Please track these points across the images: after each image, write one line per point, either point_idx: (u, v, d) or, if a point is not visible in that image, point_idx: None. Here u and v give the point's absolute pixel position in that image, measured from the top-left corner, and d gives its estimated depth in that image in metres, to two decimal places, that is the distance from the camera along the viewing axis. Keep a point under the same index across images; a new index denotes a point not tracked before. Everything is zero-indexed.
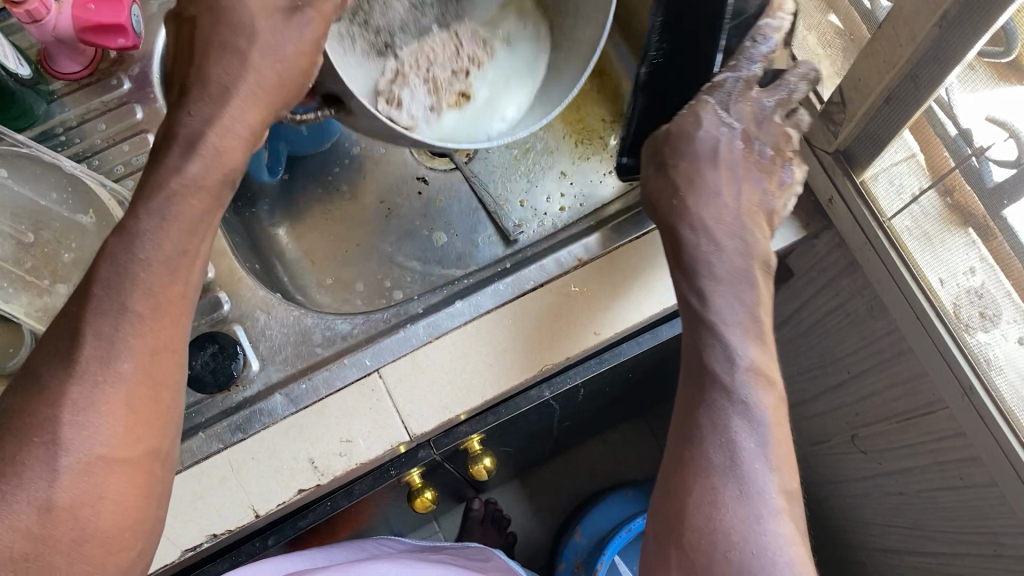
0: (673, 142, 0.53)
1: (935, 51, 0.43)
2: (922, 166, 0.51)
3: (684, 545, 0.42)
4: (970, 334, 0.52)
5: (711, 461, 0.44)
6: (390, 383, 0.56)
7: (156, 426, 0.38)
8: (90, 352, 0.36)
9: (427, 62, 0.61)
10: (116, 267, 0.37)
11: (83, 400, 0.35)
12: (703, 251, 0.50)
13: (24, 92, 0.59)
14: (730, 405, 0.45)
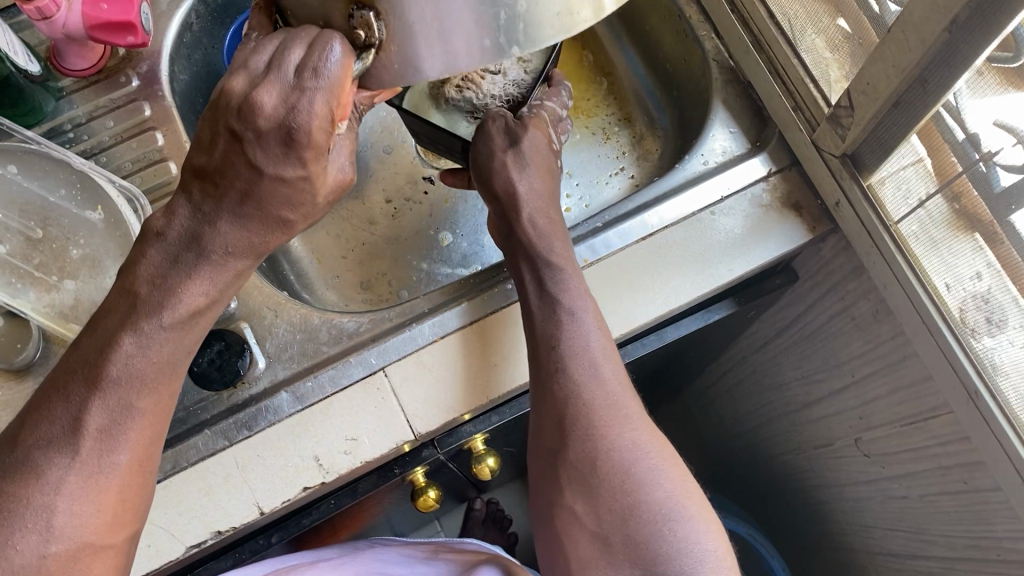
0: (505, 132, 0.59)
1: (944, 56, 0.43)
2: (929, 171, 0.51)
3: (576, 467, 0.48)
4: (975, 338, 0.52)
5: (583, 393, 0.49)
6: (396, 382, 0.56)
7: (132, 510, 0.41)
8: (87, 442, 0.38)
9: None
10: (123, 367, 0.40)
11: (74, 487, 0.38)
12: (535, 216, 0.57)
13: (33, 88, 0.59)
14: (579, 338, 0.51)
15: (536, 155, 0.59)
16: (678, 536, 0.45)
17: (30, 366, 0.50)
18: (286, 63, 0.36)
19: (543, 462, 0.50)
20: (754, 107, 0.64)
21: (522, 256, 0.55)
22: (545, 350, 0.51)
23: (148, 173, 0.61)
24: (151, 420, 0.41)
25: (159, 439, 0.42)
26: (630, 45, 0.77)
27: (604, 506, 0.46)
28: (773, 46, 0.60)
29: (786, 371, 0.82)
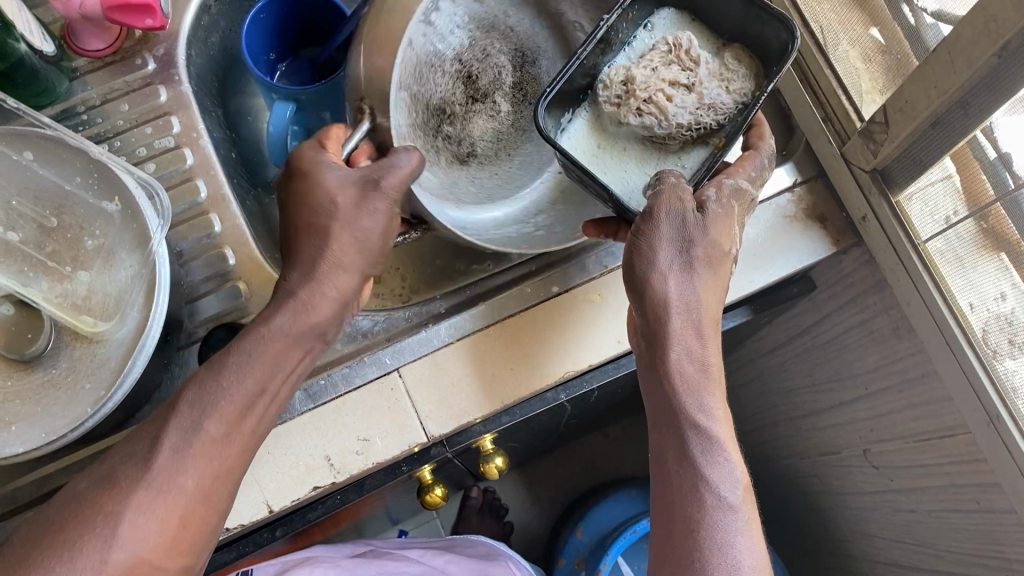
0: (680, 225, 0.47)
1: (989, 81, 0.42)
2: (958, 189, 0.51)
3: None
4: (997, 360, 0.51)
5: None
6: (409, 383, 0.56)
7: (190, 537, 0.43)
8: (159, 462, 0.42)
9: (660, 84, 0.53)
10: (199, 394, 0.44)
11: (138, 504, 0.41)
12: (688, 351, 0.47)
13: (46, 69, 0.58)
14: (726, 535, 0.43)
15: (708, 270, 0.48)
16: None
17: (39, 357, 0.49)
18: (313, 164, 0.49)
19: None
20: (782, 115, 0.63)
21: (660, 408, 0.47)
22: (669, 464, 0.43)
23: (163, 159, 0.60)
24: (223, 452, 0.44)
25: (233, 474, 0.45)
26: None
27: None
28: (804, 53, 0.59)
29: (794, 377, 0.82)
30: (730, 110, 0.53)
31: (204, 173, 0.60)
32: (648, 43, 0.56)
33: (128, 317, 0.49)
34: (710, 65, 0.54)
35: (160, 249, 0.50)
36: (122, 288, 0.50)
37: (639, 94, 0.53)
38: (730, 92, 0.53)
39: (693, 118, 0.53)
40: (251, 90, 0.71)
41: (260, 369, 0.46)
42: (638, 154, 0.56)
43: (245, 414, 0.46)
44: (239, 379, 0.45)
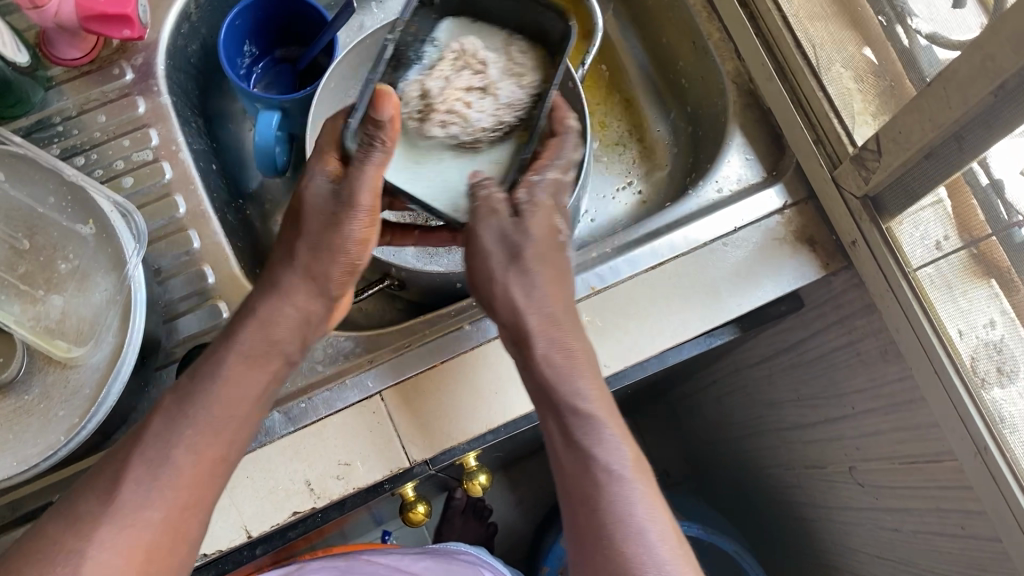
0: (499, 238, 0.49)
1: (985, 116, 0.42)
2: (949, 216, 0.50)
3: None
4: (985, 389, 0.51)
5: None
6: (392, 407, 0.55)
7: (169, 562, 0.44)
8: (124, 495, 0.43)
9: (455, 89, 0.54)
10: (172, 417, 0.46)
11: (103, 538, 0.42)
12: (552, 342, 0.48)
13: (20, 80, 0.56)
14: (624, 505, 0.44)
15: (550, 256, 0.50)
16: None
17: (11, 383, 0.48)
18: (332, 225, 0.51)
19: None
20: (772, 134, 0.63)
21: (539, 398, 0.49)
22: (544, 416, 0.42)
23: (141, 173, 0.58)
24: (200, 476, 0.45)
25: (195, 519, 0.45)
26: (638, 39, 0.74)
27: None
28: (797, 74, 0.58)
29: (780, 391, 0.81)
30: (527, 104, 0.54)
31: (182, 188, 0.59)
32: (435, 55, 0.55)
33: (102, 341, 0.48)
34: (501, 62, 0.54)
35: (136, 272, 0.48)
36: (97, 309, 0.48)
37: (439, 108, 0.53)
38: (523, 86, 0.54)
39: (494, 119, 0.54)
40: (233, 96, 0.69)
41: (224, 403, 0.47)
42: (455, 159, 0.54)
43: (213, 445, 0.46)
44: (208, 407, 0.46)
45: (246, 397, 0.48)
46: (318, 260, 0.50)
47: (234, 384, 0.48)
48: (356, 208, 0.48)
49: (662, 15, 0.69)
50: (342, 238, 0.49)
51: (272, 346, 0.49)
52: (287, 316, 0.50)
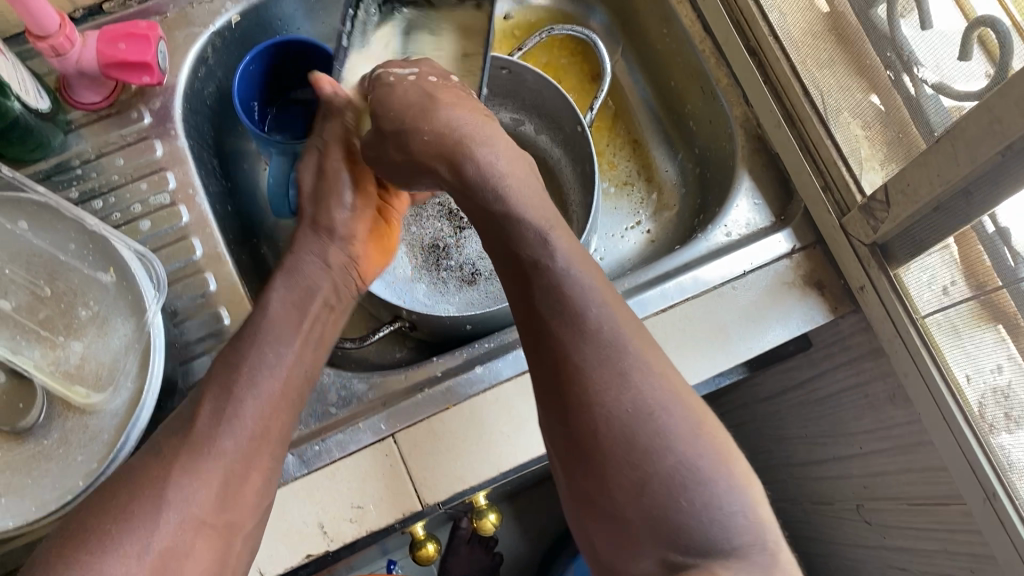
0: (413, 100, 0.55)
1: (991, 175, 0.43)
2: (957, 261, 0.50)
3: (630, 457, 0.40)
4: (993, 435, 0.51)
5: (668, 404, 0.42)
6: (405, 450, 0.55)
7: (249, 505, 0.45)
8: (200, 431, 0.45)
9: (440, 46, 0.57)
10: (230, 361, 0.48)
11: (187, 469, 0.43)
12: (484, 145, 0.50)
13: (41, 125, 0.57)
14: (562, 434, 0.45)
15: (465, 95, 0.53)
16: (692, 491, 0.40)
17: (31, 429, 0.49)
18: (344, 202, 0.57)
19: (580, 461, 0.42)
20: (780, 178, 0.63)
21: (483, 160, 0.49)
22: (562, 320, 0.43)
23: (158, 217, 0.59)
24: (275, 412, 0.48)
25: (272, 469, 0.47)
26: (644, 79, 0.76)
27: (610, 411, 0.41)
28: (806, 122, 0.59)
29: (787, 427, 0.81)
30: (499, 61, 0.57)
31: (199, 230, 0.59)
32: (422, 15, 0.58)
33: (121, 388, 0.49)
34: None
35: (156, 319, 0.50)
36: (116, 354, 0.49)
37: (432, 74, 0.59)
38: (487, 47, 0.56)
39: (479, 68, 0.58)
40: (247, 136, 0.70)
41: (278, 336, 0.50)
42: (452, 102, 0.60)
43: (282, 393, 0.48)
44: (269, 353, 0.49)
45: (297, 339, 0.51)
46: (324, 210, 0.56)
47: (276, 319, 0.51)
48: (335, 154, 0.57)
49: (673, 59, 0.70)
50: (337, 175, 0.57)
51: (303, 292, 0.53)
52: (302, 294, 0.53)
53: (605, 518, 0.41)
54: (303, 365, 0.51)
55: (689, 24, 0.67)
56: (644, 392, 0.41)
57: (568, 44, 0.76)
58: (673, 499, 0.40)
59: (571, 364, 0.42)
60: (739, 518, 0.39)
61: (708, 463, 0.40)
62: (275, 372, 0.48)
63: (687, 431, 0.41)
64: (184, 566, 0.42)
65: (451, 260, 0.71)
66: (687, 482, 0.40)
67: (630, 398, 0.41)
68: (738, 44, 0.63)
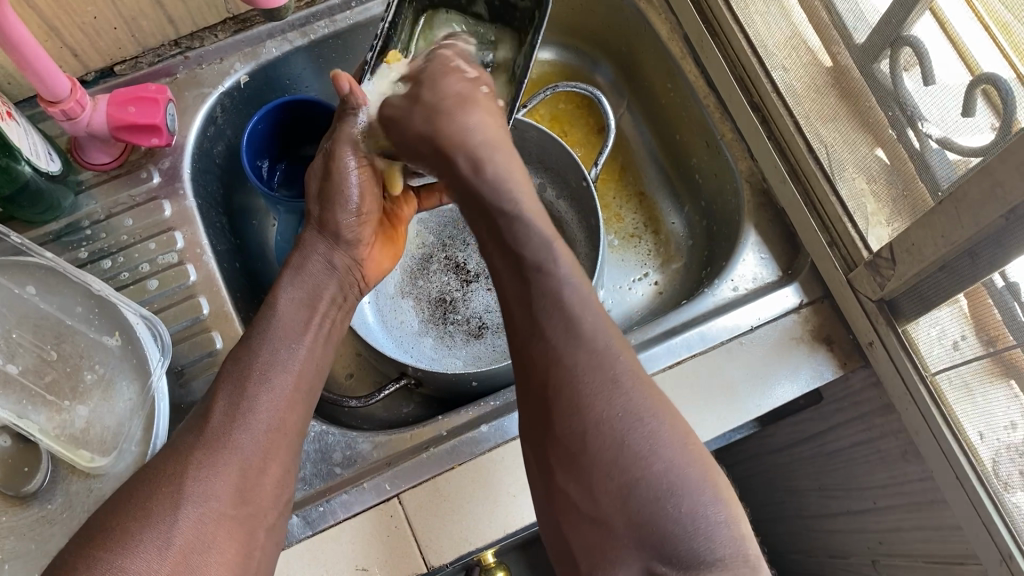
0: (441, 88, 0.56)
1: (995, 237, 0.43)
2: (966, 316, 0.50)
3: (615, 460, 0.39)
4: (1008, 492, 0.50)
5: (653, 412, 0.40)
6: (410, 510, 0.55)
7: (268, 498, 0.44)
8: (214, 428, 0.43)
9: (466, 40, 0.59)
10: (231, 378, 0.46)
11: (204, 464, 0.42)
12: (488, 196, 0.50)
13: (52, 187, 0.58)
14: (580, 367, 0.41)
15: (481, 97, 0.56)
16: (686, 512, 0.37)
17: (36, 493, 0.48)
18: (349, 202, 0.55)
19: (569, 469, 0.40)
20: (786, 232, 0.63)
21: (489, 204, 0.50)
22: (549, 323, 0.43)
23: (166, 275, 0.60)
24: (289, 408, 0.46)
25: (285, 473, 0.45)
26: (650, 130, 0.76)
27: (599, 414, 0.40)
28: (811, 179, 0.60)
29: (800, 480, 0.80)
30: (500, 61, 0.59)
31: (206, 289, 0.60)
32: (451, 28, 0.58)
33: (125, 451, 0.49)
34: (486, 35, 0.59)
35: (159, 383, 0.50)
36: (121, 419, 0.50)
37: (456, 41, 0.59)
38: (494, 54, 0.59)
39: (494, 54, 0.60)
40: (255, 193, 0.71)
41: (287, 335, 0.49)
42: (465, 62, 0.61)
43: (292, 403, 0.47)
44: (281, 350, 0.48)
45: (306, 338, 0.50)
46: (329, 212, 0.55)
47: (286, 321, 0.50)
48: (343, 157, 0.54)
49: (677, 112, 0.71)
50: (345, 177, 0.54)
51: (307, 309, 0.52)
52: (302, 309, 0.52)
53: (586, 532, 0.39)
54: (314, 361, 0.50)
55: (693, 79, 0.67)
56: (631, 395, 0.40)
57: (575, 98, 0.76)
58: (663, 504, 0.38)
59: (560, 365, 0.42)
60: (729, 530, 0.37)
61: (699, 473, 0.39)
62: (288, 367, 0.48)
63: (676, 447, 0.39)
64: (208, 559, 0.40)
65: (458, 313, 0.71)
66: (678, 492, 0.38)
67: (619, 400, 0.40)
68: (741, 99, 0.63)
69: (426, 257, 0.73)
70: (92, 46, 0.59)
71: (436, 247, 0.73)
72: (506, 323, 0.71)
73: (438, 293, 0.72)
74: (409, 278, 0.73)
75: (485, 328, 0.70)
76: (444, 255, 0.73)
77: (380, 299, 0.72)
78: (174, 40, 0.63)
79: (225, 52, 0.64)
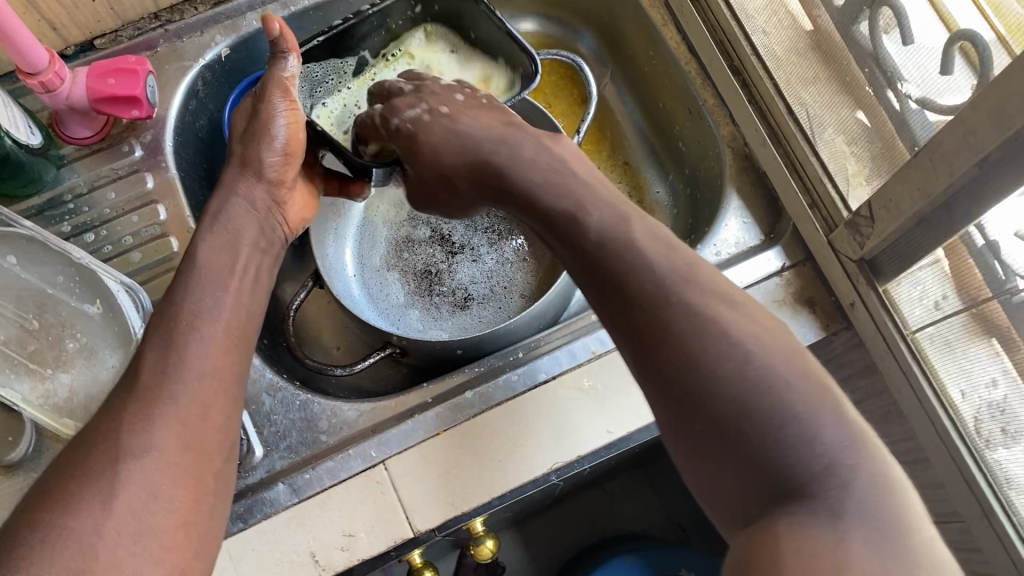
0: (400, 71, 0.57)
1: (972, 187, 0.43)
2: (947, 274, 0.50)
3: (698, 391, 0.32)
4: (989, 450, 0.51)
5: (733, 329, 0.33)
6: (396, 476, 0.55)
7: (218, 444, 0.39)
8: (149, 376, 0.39)
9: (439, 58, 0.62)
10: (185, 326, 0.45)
11: (141, 415, 0.37)
12: None
13: (32, 161, 0.57)
14: (648, 292, 0.35)
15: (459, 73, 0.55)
16: (795, 430, 0.30)
17: (20, 461, 0.49)
18: (275, 141, 0.52)
19: (666, 413, 0.34)
20: (769, 198, 0.63)
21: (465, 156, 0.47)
22: (601, 259, 0.37)
23: (149, 248, 0.60)
24: (225, 357, 0.42)
25: (228, 419, 0.41)
26: (635, 101, 0.76)
27: (673, 340, 0.33)
28: (791, 142, 0.60)
29: None
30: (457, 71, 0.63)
31: None
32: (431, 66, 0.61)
33: None
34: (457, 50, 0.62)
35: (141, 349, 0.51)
36: (105, 386, 0.50)
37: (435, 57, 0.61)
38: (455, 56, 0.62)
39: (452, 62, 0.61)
40: None
41: (214, 283, 0.45)
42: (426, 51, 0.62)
43: (229, 334, 0.43)
44: (206, 298, 0.43)
45: (230, 283, 0.45)
46: (253, 149, 0.52)
47: (206, 265, 0.45)
48: (272, 96, 0.52)
49: (660, 81, 0.71)
50: (270, 115, 0.52)
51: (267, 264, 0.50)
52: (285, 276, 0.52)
53: (702, 471, 0.33)
54: (242, 308, 0.45)
55: (674, 46, 0.67)
56: (691, 320, 0.34)
57: (560, 69, 0.76)
58: (751, 428, 0.31)
59: (620, 308, 0.36)
60: (832, 443, 0.31)
61: (793, 384, 0.31)
62: (216, 315, 0.43)
63: (761, 361, 0.32)
64: (152, 510, 0.35)
65: (443, 285, 0.71)
66: (776, 410, 0.31)
67: (687, 321, 0.34)
68: (722, 63, 0.63)
69: (413, 232, 0.73)
70: (71, 19, 0.59)
71: (422, 220, 0.74)
72: (491, 295, 0.71)
73: (423, 266, 0.72)
74: (396, 252, 0.73)
75: (468, 300, 0.70)
76: (429, 227, 0.73)
77: (366, 272, 0.72)
78: (154, 13, 0.63)
79: (205, 25, 0.64)
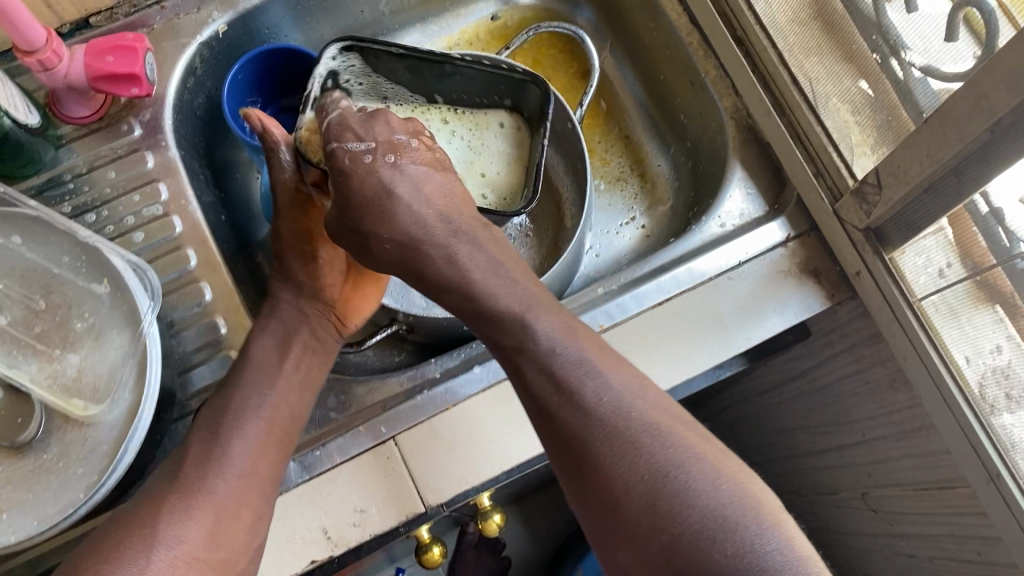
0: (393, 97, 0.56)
1: (981, 151, 0.43)
2: (951, 242, 0.51)
3: (652, 517, 0.38)
4: (994, 415, 0.51)
5: (685, 462, 0.40)
6: (406, 452, 0.55)
7: (241, 541, 0.48)
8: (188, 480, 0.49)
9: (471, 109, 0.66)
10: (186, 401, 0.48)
11: (178, 509, 0.48)
12: None
13: (31, 141, 0.57)
14: (597, 428, 0.41)
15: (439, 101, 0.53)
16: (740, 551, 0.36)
17: (30, 443, 0.48)
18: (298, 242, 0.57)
19: (618, 536, 0.40)
20: (772, 169, 0.63)
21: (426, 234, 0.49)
22: (553, 397, 0.43)
23: (151, 228, 0.59)
24: (261, 454, 0.51)
25: (258, 507, 0.50)
26: (634, 74, 0.76)
27: (627, 469, 0.40)
28: (795, 111, 0.60)
29: (789, 419, 0.80)
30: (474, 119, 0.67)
31: (192, 240, 0.59)
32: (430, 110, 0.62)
33: (119, 399, 0.49)
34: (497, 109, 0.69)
35: (151, 329, 0.50)
36: (113, 366, 0.50)
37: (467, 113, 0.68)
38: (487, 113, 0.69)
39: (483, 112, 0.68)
40: (238, 145, 0.70)
41: (259, 379, 0.54)
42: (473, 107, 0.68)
43: (268, 432, 0.52)
44: (253, 397, 0.53)
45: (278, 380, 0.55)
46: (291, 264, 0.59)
47: (257, 365, 0.55)
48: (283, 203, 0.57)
49: (661, 53, 0.71)
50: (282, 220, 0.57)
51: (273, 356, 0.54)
52: None
53: None
54: (288, 405, 0.54)
55: (675, 18, 0.67)
56: (652, 460, 0.40)
57: (556, 41, 0.76)
58: (709, 554, 0.37)
59: (571, 442, 0.42)
60: (780, 551, 0.36)
61: (739, 511, 0.38)
62: (261, 412, 0.53)
63: (705, 490, 0.39)
64: None
65: None
66: (724, 533, 0.37)
67: (641, 455, 0.40)
68: (725, 34, 0.63)
69: None
70: None
71: None
72: None
73: None
74: None
75: None
76: None
77: None
78: None
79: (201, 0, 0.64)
